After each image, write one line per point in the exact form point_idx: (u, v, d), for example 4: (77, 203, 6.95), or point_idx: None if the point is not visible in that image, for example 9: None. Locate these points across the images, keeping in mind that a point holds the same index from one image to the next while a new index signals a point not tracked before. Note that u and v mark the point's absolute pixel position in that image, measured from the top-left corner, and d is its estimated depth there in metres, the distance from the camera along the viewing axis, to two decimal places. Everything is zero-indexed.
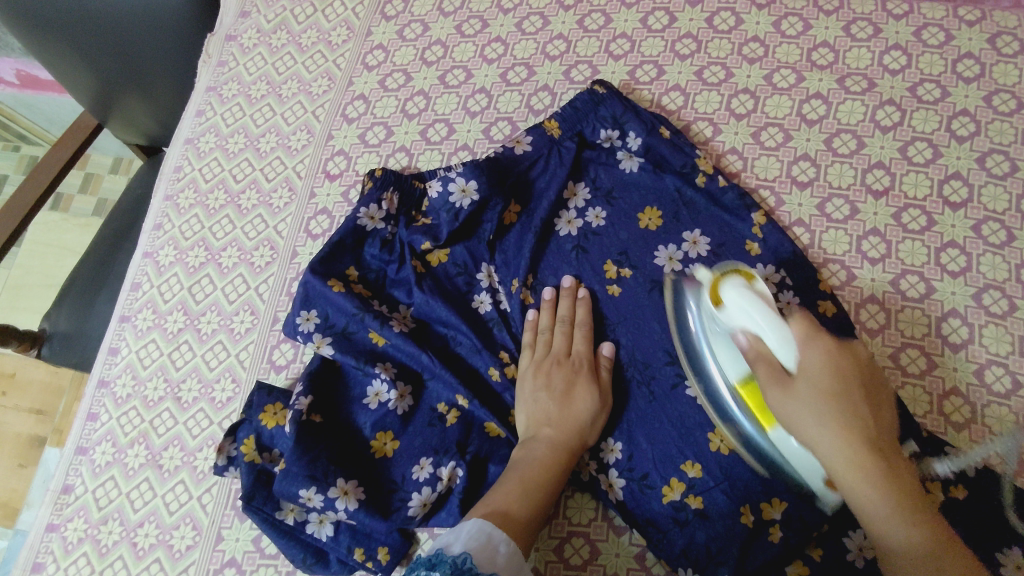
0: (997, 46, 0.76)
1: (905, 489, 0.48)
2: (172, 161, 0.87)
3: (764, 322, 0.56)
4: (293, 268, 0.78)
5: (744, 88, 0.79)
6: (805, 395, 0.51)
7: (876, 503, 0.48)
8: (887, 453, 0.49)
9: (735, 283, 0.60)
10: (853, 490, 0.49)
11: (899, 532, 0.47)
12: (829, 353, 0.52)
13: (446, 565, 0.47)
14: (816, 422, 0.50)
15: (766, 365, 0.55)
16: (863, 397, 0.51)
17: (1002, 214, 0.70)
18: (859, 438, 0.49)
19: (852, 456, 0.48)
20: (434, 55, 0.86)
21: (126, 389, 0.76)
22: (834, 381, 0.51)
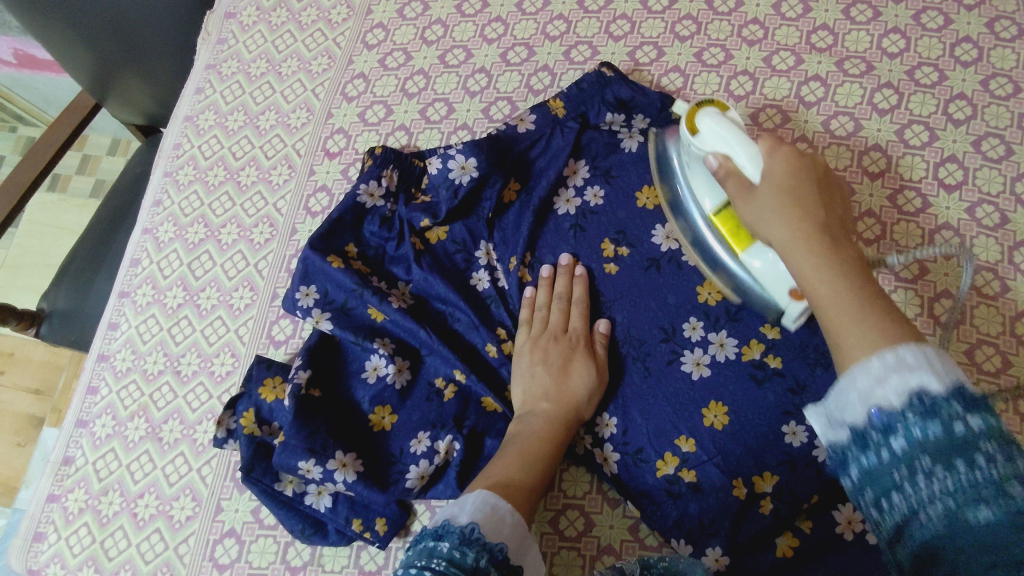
0: (995, 30, 0.77)
1: (870, 303, 0.42)
2: (172, 139, 0.87)
3: (734, 140, 0.57)
4: (292, 245, 0.78)
5: (743, 70, 0.79)
6: (766, 196, 0.52)
7: (835, 303, 0.43)
8: (843, 243, 0.47)
9: (709, 111, 0.61)
10: (797, 265, 0.47)
11: (838, 296, 0.43)
12: (789, 156, 0.53)
13: (453, 536, 0.47)
14: (773, 217, 0.50)
15: (734, 180, 0.56)
16: (818, 191, 0.52)
17: (996, 197, 0.70)
18: (810, 225, 0.48)
19: (800, 235, 0.48)
20: (434, 34, 0.86)
21: (126, 363, 0.77)
22: (790, 177, 0.52)
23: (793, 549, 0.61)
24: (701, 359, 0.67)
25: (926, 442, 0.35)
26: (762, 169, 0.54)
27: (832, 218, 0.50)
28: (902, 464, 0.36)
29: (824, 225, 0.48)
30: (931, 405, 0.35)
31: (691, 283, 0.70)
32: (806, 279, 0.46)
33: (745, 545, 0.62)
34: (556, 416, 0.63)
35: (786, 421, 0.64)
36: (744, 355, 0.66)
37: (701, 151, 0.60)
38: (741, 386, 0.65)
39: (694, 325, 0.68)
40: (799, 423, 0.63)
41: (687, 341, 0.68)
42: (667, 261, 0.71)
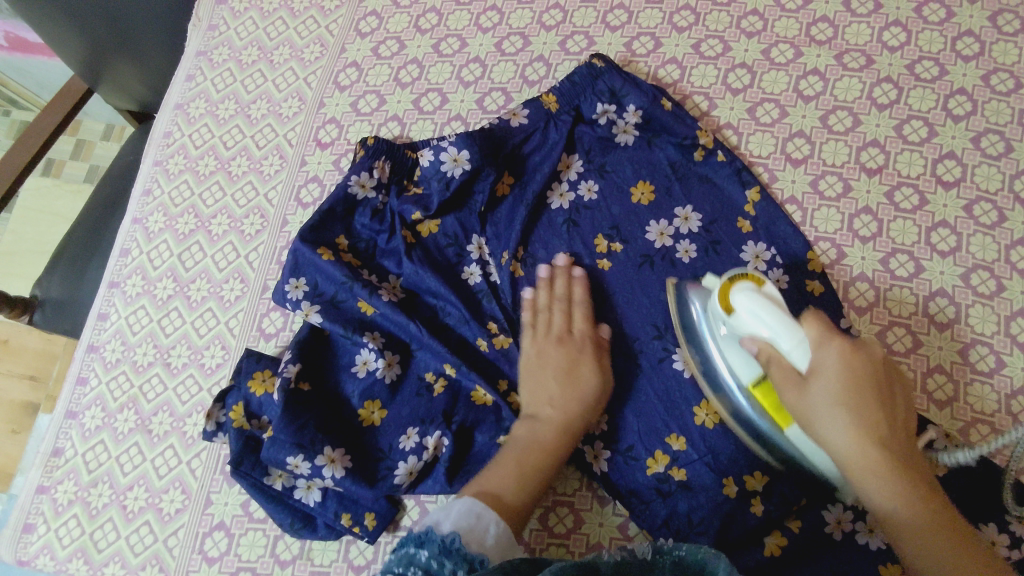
0: (998, 24, 0.75)
1: (906, 482, 0.50)
2: (162, 127, 0.86)
3: (777, 326, 0.56)
4: (283, 237, 0.77)
5: (741, 62, 0.78)
6: (816, 393, 0.53)
7: (888, 503, 0.50)
8: (909, 464, 0.51)
9: (743, 287, 0.59)
10: (846, 456, 0.52)
11: (873, 497, 0.50)
12: (851, 351, 0.53)
13: (432, 544, 0.49)
14: (838, 425, 0.52)
15: (779, 368, 0.56)
16: (878, 390, 0.52)
17: (994, 194, 0.70)
18: (871, 433, 0.51)
19: (867, 453, 0.50)
20: (428, 22, 0.85)
21: (116, 354, 0.76)
22: (849, 379, 0.52)
23: (781, 550, 0.61)
24: None
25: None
26: (812, 346, 0.54)
27: (889, 415, 0.52)
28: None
29: (884, 412, 0.52)
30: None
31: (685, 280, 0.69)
32: (874, 471, 0.50)
33: (734, 545, 0.61)
34: (558, 425, 0.63)
35: None
36: None
37: (737, 329, 0.59)
38: None
39: None
40: None
41: (680, 338, 0.68)
42: (660, 257, 0.71)
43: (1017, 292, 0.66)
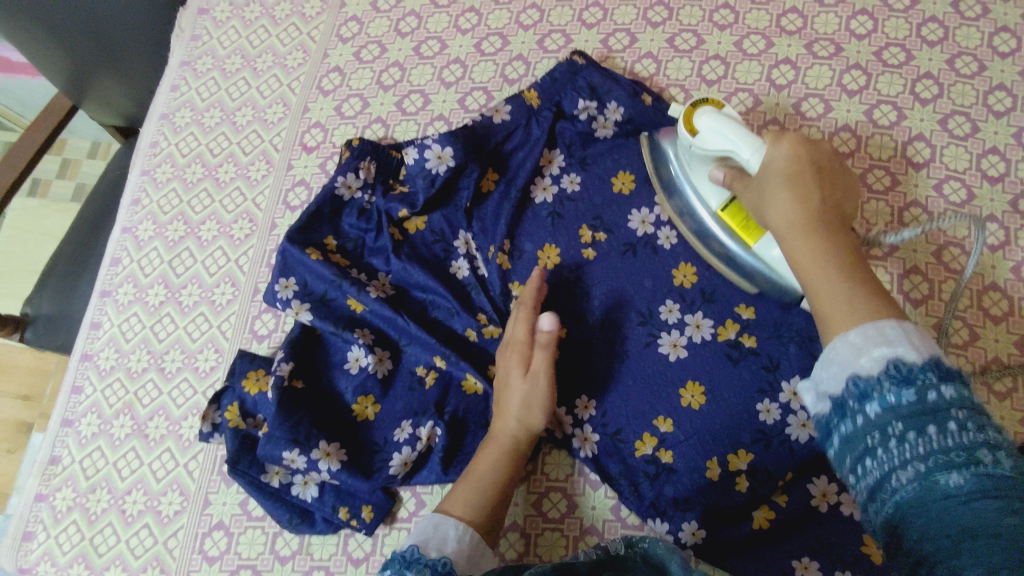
0: (960, 10, 0.78)
1: (864, 290, 0.44)
2: (149, 137, 0.87)
3: (737, 137, 0.59)
4: (272, 239, 0.78)
5: (714, 54, 0.80)
6: (766, 183, 0.54)
7: (814, 268, 0.47)
8: (836, 237, 0.48)
9: (707, 110, 0.63)
10: (794, 249, 0.49)
11: (828, 284, 0.45)
12: (792, 148, 0.54)
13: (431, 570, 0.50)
14: (782, 198, 0.52)
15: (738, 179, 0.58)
16: (819, 180, 0.52)
17: (963, 173, 0.72)
18: (810, 203, 0.50)
19: (807, 220, 0.49)
20: (409, 26, 0.86)
21: (110, 362, 0.77)
22: (793, 167, 0.53)
23: (770, 521, 0.63)
24: (678, 341, 0.69)
25: (899, 408, 0.37)
26: (760, 148, 0.57)
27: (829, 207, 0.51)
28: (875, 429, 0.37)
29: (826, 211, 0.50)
30: (904, 373, 0.38)
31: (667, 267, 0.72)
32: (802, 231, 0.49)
33: (722, 520, 0.64)
34: (502, 459, 0.63)
35: (761, 399, 0.66)
36: (720, 336, 0.68)
37: (704, 149, 0.63)
38: (717, 368, 0.67)
39: (670, 308, 0.70)
40: (773, 400, 0.65)
41: (664, 322, 0.70)
42: (643, 245, 0.73)
43: (987, 266, 0.69)
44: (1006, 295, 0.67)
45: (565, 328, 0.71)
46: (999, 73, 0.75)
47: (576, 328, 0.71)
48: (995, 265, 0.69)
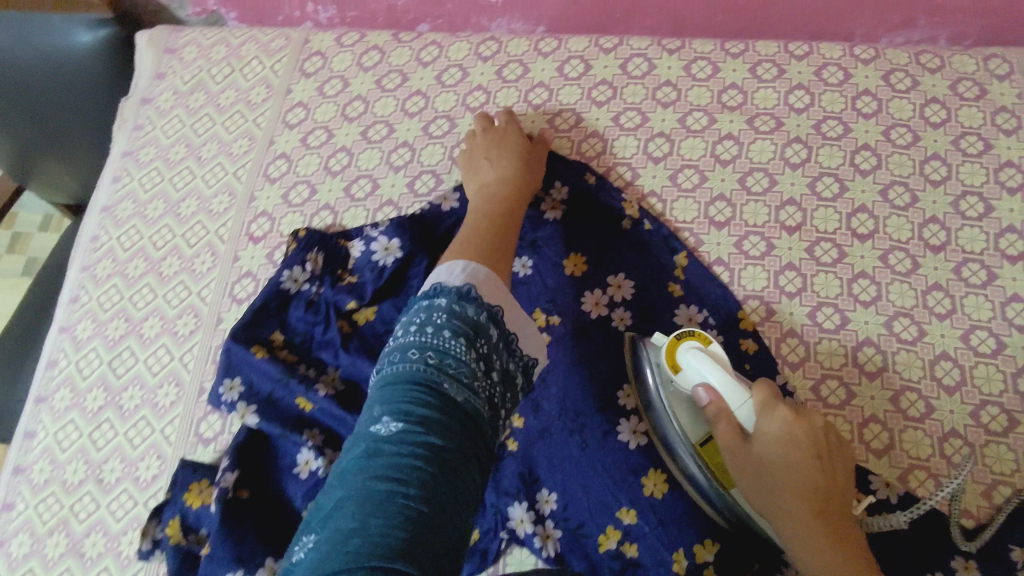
0: (892, 82, 0.80)
1: (851, 559, 0.52)
2: (88, 231, 0.85)
3: (724, 381, 0.58)
4: (218, 334, 0.76)
5: (659, 131, 0.81)
6: (759, 455, 0.55)
7: (806, 542, 0.53)
8: (825, 508, 0.53)
9: (692, 347, 0.60)
10: (792, 538, 0.54)
11: (816, 560, 0.52)
12: (786, 427, 0.55)
13: (448, 293, 0.52)
14: (767, 483, 0.55)
15: (727, 426, 0.56)
16: (817, 453, 0.54)
17: (906, 243, 0.73)
18: (799, 477, 0.54)
19: (806, 516, 0.53)
20: (355, 110, 0.85)
21: (44, 474, 0.73)
22: (788, 444, 0.54)
23: None
24: (638, 427, 0.67)
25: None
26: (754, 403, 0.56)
27: (821, 493, 0.54)
28: None
29: (812, 494, 0.54)
30: None
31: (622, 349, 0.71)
32: (781, 491, 0.54)
33: None
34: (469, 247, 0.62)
35: None
36: None
37: (685, 387, 0.61)
38: None
39: (628, 393, 0.69)
40: None
41: (622, 408, 0.69)
42: (598, 327, 0.72)
43: (937, 336, 0.69)
44: (957, 365, 0.68)
45: (522, 418, 0.70)
46: (933, 143, 0.77)
47: (534, 418, 0.69)
48: (944, 335, 0.69)
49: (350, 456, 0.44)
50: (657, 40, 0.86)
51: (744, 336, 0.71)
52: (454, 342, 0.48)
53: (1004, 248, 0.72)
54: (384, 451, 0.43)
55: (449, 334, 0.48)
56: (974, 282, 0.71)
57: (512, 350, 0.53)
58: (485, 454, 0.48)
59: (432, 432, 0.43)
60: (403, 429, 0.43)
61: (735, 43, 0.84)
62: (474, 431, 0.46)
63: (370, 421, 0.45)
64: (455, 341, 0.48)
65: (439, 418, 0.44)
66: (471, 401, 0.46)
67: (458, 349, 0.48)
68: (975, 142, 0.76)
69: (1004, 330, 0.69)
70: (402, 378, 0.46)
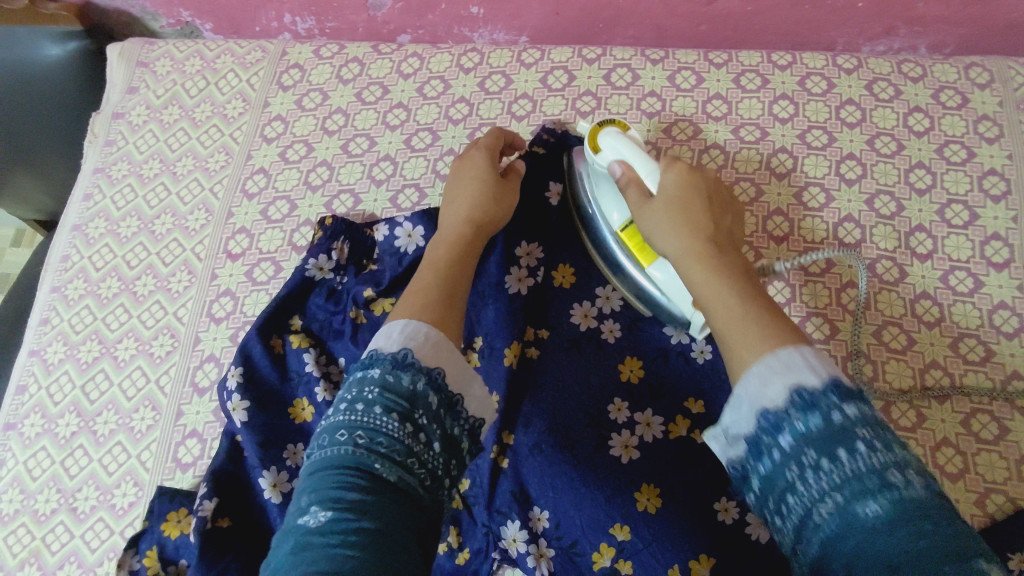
0: (875, 92, 0.80)
1: (764, 316, 0.46)
2: (59, 250, 0.82)
3: (632, 151, 0.61)
4: (196, 356, 0.73)
5: (645, 142, 0.80)
6: (658, 211, 0.56)
7: (704, 277, 0.50)
8: (724, 247, 0.52)
9: (610, 131, 0.65)
10: (689, 268, 0.52)
11: (724, 296, 0.48)
12: (681, 181, 0.56)
13: (384, 362, 0.48)
14: (665, 230, 0.55)
15: (636, 189, 0.59)
16: (708, 207, 0.55)
17: (893, 252, 0.73)
18: (698, 232, 0.53)
19: (692, 245, 0.52)
20: (335, 123, 0.83)
21: (13, 505, 0.70)
22: (682, 195, 0.55)
23: None
24: (630, 442, 0.66)
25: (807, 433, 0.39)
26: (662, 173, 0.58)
27: (720, 235, 0.54)
28: (791, 461, 0.40)
29: (712, 231, 0.53)
30: (808, 399, 0.40)
31: (613, 362, 0.70)
32: (678, 212, 0.54)
33: None
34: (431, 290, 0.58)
35: (718, 498, 0.64)
36: (671, 433, 0.67)
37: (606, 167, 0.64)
38: (673, 471, 0.65)
39: (619, 408, 0.68)
40: (731, 499, 0.63)
41: (613, 423, 0.67)
42: (588, 340, 0.71)
43: (927, 345, 0.69)
44: (947, 373, 0.68)
45: (513, 435, 0.67)
46: (916, 152, 0.77)
47: (524, 434, 0.67)
48: (933, 343, 0.69)
49: (279, 555, 0.42)
50: (641, 51, 0.85)
51: None
52: (387, 419, 0.45)
53: (990, 256, 0.72)
54: (315, 544, 0.41)
55: (380, 411, 0.45)
56: (961, 290, 0.71)
57: (456, 413, 0.49)
58: (431, 531, 0.45)
59: (363, 518, 0.41)
60: (333, 517, 0.41)
61: (718, 53, 0.84)
62: (412, 509, 0.44)
63: (299, 513, 0.43)
64: (386, 418, 0.45)
65: (372, 503, 0.42)
66: (407, 479, 0.44)
67: (390, 427, 0.45)
68: (958, 150, 0.76)
69: (992, 337, 0.68)
70: (331, 464, 0.44)
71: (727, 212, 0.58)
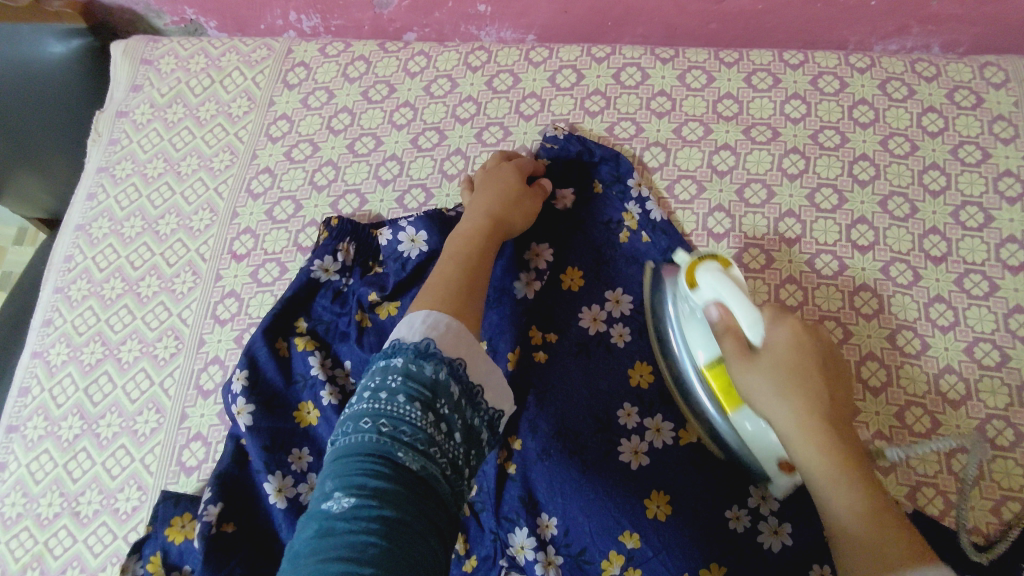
0: (888, 91, 0.79)
1: (879, 516, 0.46)
2: (62, 250, 0.81)
3: (732, 291, 0.54)
4: (201, 358, 0.73)
5: (655, 141, 0.79)
6: (767, 367, 0.50)
7: (830, 488, 0.48)
8: (849, 451, 0.48)
9: (709, 266, 0.57)
10: (805, 458, 0.49)
11: (842, 518, 0.47)
12: (795, 339, 0.51)
13: (407, 351, 0.49)
14: (771, 397, 0.50)
15: (733, 339, 0.53)
16: (824, 377, 0.50)
17: (907, 255, 0.72)
18: (813, 413, 0.49)
19: (807, 425, 0.49)
20: (341, 123, 0.82)
21: (16, 508, 0.69)
22: (797, 358, 0.50)
23: None
24: (639, 447, 0.66)
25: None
26: (768, 315, 0.52)
27: (837, 413, 0.50)
28: None
29: (833, 418, 0.49)
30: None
31: (622, 366, 0.69)
32: (799, 415, 0.49)
33: None
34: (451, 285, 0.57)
35: (729, 505, 0.63)
36: (681, 439, 0.66)
37: (702, 305, 0.57)
38: (683, 477, 0.64)
39: (628, 412, 0.67)
40: (742, 506, 0.62)
41: (622, 428, 0.67)
42: (596, 344, 0.70)
43: (941, 349, 0.68)
44: (962, 377, 0.67)
45: (521, 440, 0.66)
46: (930, 153, 0.76)
47: (532, 439, 0.66)
48: (948, 347, 0.68)
49: (300, 538, 0.41)
50: (650, 49, 0.84)
51: None
52: (410, 408, 0.45)
53: (1005, 259, 0.71)
54: (338, 531, 0.40)
55: (404, 399, 0.46)
56: (976, 293, 0.70)
57: (476, 406, 0.50)
58: (447, 523, 0.45)
59: (388, 505, 0.41)
60: (356, 504, 0.41)
61: (729, 52, 0.83)
62: (431, 499, 0.44)
63: (321, 499, 0.42)
64: (410, 407, 0.45)
65: (395, 491, 0.42)
66: (429, 468, 0.44)
67: (414, 416, 0.45)
68: (972, 151, 0.75)
69: (1008, 342, 0.67)
70: (354, 451, 0.44)
71: (826, 340, 0.53)
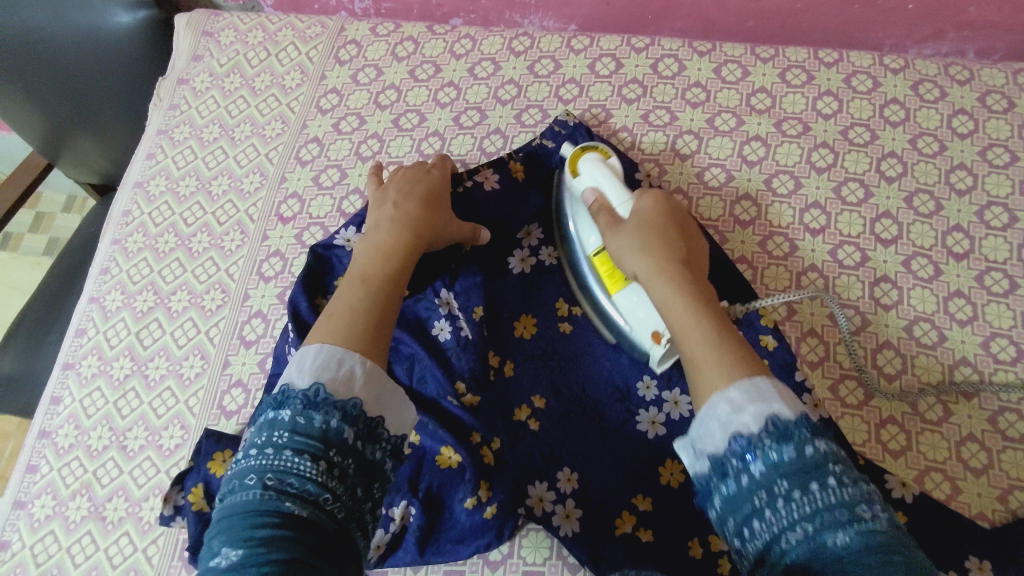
0: (920, 92, 0.81)
1: (721, 338, 0.51)
2: (121, 206, 0.87)
3: (610, 179, 0.66)
4: (244, 311, 0.77)
5: (688, 130, 0.82)
6: (630, 228, 0.61)
7: (686, 322, 0.53)
8: (697, 288, 0.56)
9: (592, 155, 0.69)
10: (660, 294, 0.56)
11: (683, 317, 0.53)
12: (654, 203, 0.62)
13: (296, 402, 0.49)
14: (636, 249, 0.59)
15: (607, 215, 0.64)
16: (677, 233, 0.60)
17: (929, 250, 0.74)
18: (670, 262, 0.57)
19: (660, 271, 0.56)
20: (388, 98, 0.87)
21: (69, 439, 0.74)
22: (654, 218, 0.61)
23: None
24: (657, 418, 0.68)
25: (781, 463, 0.44)
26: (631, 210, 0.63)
27: (686, 265, 0.58)
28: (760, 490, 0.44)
29: (687, 270, 0.57)
30: (783, 432, 0.45)
31: None
32: (651, 250, 0.58)
33: None
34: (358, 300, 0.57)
35: None
36: None
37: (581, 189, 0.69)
38: None
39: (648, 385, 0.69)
40: None
41: (643, 399, 0.69)
42: None
43: (958, 342, 0.69)
44: (976, 370, 0.68)
45: (544, 400, 0.69)
46: (959, 153, 0.77)
47: (556, 401, 0.69)
48: (965, 340, 0.69)
49: None
50: (688, 42, 0.87)
51: (763, 333, 0.70)
52: (299, 460, 0.46)
53: None
54: None
55: (291, 453, 0.47)
56: (996, 290, 0.71)
57: (376, 438, 0.51)
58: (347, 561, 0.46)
59: (278, 545, 0.42)
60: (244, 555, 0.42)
61: (765, 49, 0.86)
62: (325, 541, 0.45)
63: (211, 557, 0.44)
64: (298, 459, 0.47)
65: (289, 536, 0.43)
66: (319, 512, 0.45)
67: (302, 468, 0.46)
68: (1001, 154, 0.77)
69: None
70: (241, 509, 0.45)
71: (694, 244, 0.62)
